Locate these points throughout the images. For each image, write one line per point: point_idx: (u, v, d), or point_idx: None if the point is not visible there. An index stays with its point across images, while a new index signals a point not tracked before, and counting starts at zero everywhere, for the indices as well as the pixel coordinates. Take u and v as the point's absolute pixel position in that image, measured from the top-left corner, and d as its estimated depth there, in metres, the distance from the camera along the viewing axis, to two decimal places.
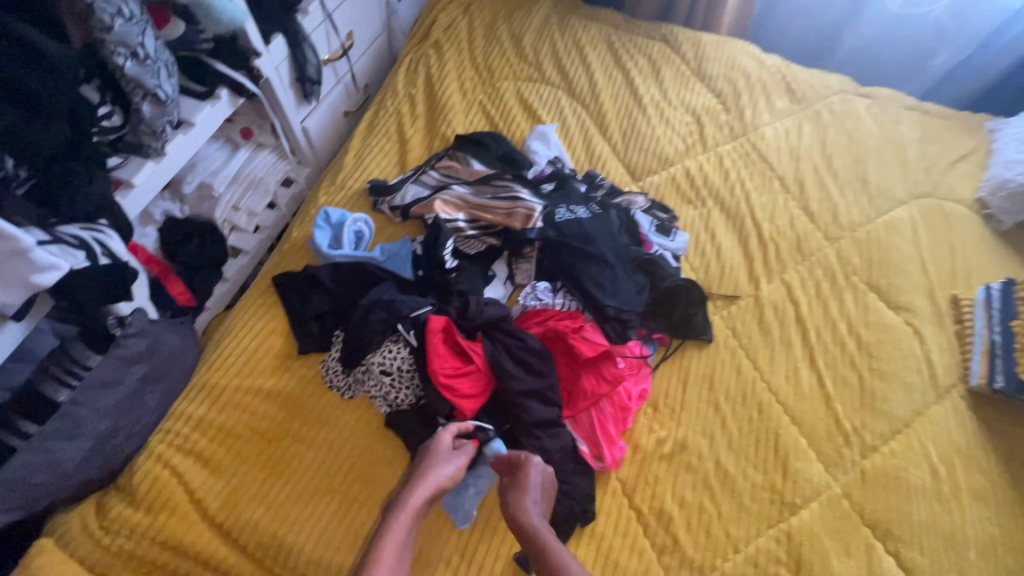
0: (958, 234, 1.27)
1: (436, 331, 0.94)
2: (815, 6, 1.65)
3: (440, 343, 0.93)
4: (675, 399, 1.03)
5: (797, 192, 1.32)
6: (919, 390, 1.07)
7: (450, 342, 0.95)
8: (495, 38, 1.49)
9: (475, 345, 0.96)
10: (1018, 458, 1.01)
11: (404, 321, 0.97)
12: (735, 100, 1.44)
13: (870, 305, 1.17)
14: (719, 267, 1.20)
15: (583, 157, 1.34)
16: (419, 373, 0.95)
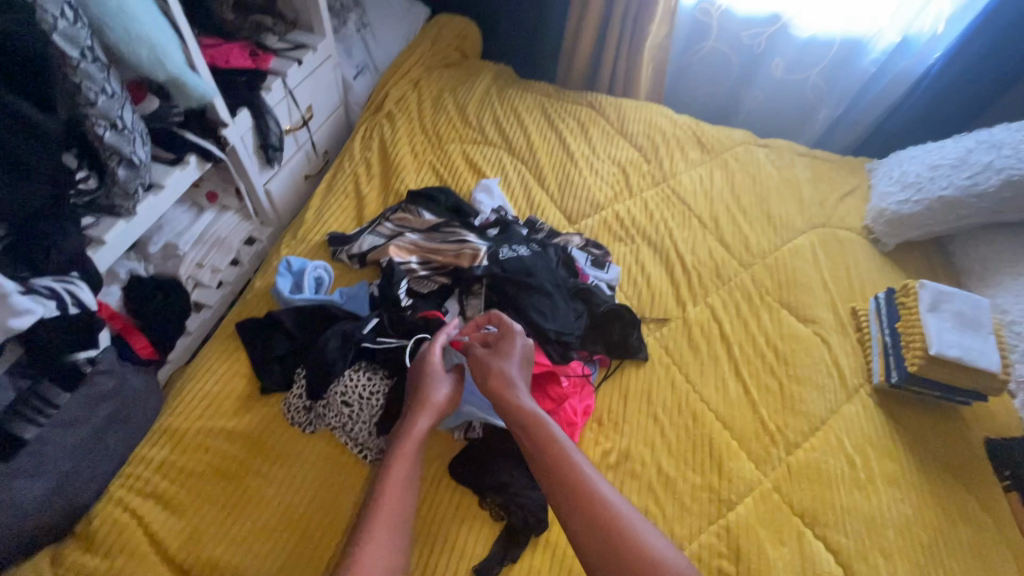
0: (851, 256, 1.46)
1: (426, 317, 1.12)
2: (716, 76, 1.94)
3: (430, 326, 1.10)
4: (618, 412, 1.13)
5: (713, 227, 1.50)
6: (830, 390, 1.21)
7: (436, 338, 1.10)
8: (442, 108, 1.69)
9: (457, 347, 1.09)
10: (919, 444, 1.14)
11: (366, 340, 1.07)
12: (654, 153, 1.66)
13: (783, 320, 1.32)
14: (650, 294, 1.34)
15: (524, 205, 1.50)
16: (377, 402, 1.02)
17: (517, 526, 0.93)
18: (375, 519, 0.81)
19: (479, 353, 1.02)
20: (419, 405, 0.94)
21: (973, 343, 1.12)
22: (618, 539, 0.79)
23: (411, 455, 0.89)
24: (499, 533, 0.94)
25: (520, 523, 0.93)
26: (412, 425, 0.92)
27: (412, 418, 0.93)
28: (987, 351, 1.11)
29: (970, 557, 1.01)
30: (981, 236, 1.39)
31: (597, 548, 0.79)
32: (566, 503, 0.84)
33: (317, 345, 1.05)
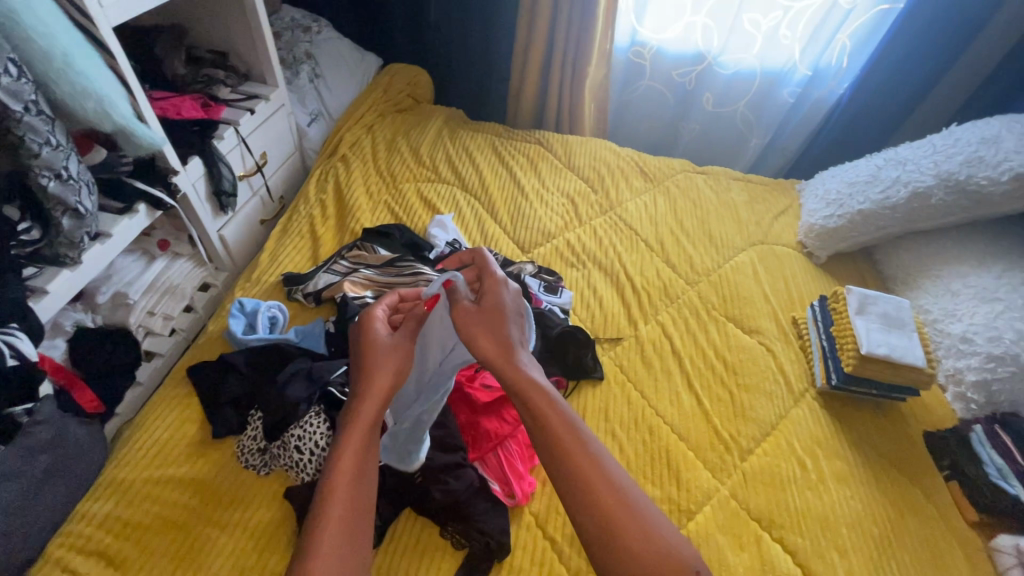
0: (789, 269, 1.56)
1: None
2: (654, 112, 2.09)
3: None
4: None
5: (659, 250, 1.58)
6: (777, 396, 1.26)
7: None
8: (396, 150, 1.75)
9: None
10: (863, 441, 1.20)
11: (334, 384, 1.05)
12: (600, 184, 1.75)
13: (729, 332, 1.38)
14: (603, 316, 1.39)
15: (479, 238, 1.55)
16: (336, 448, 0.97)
17: (479, 551, 0.92)
18: (330, 511, 0.73)
19: (465, 306, 0.93)
20: (368, 384, 0.86)
21: (898, 341, 1.20)
22: (602, 491, 0.75)
23: (364, 438, 0.81)
24: (462, 562, 0.93)
25: (481, 548, 0.92)
26: (363, 405, 0.84)
27: (359, 401, 0.84)
28: (911, 348, 1.19)
29: (920, 546, 1.04)
30: (901, 244, 1.50)
31: (578, 499, 0.75)
32: (555, 460, 0.78)
33: (279, 385, 1.02)
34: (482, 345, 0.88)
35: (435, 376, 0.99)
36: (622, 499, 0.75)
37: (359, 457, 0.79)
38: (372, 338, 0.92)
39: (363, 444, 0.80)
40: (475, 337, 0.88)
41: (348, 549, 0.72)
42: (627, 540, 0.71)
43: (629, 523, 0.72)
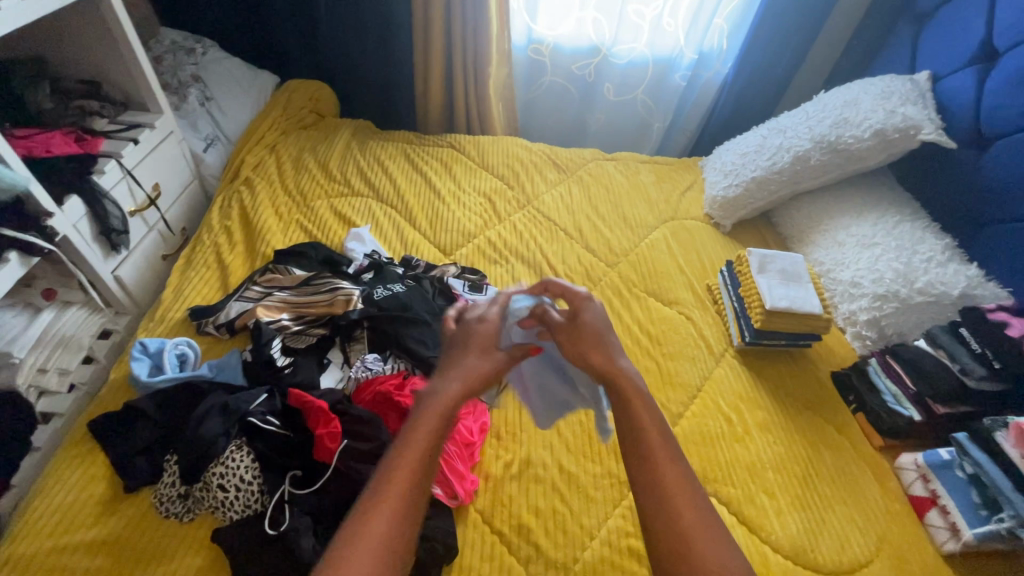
0: (699, 241, 1.65)
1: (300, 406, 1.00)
2: (561, 106, 2.15)
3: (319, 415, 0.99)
4: (514, 423, 1.16)
5: (578, 237, 1.63)
6: (700, 359, 1.34)
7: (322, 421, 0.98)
8: (304, 168, 1.70)
9: (331, 425, 0.97)
10: (779, 388, 1.29)
11: (254, 414, 0.99)
12: (516, 180, 1.79)
13: (650, 306, 1.45)
14: None
15: (399, 246, 1.53)
16: (265, 481, 0.94)
17: (425, 558, 0.90)
18: (374, 517, 0.65)
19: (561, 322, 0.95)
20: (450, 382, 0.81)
21: (796, 293, 1.30)
22: (675, 488, 0.73)
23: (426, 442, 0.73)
24: None
25: (428, 554, 0.90)
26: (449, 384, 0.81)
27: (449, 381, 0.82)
28: (808, 297, 1.30)
29: (838, 477, 1.13)
30: (794, 204, 1.63)
31: (652, 496, 0.73)
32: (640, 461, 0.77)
33: (192, 424, 0.95)
34: (590, 353, 0.89)
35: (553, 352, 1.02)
36: (699, 503, 0.72)
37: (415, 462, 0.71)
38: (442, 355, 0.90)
39: (424, 449, 0.72)
40: (584, 351, 0.90)
41: (389, 551, 0.64)
42: (695, 537, 0.69)
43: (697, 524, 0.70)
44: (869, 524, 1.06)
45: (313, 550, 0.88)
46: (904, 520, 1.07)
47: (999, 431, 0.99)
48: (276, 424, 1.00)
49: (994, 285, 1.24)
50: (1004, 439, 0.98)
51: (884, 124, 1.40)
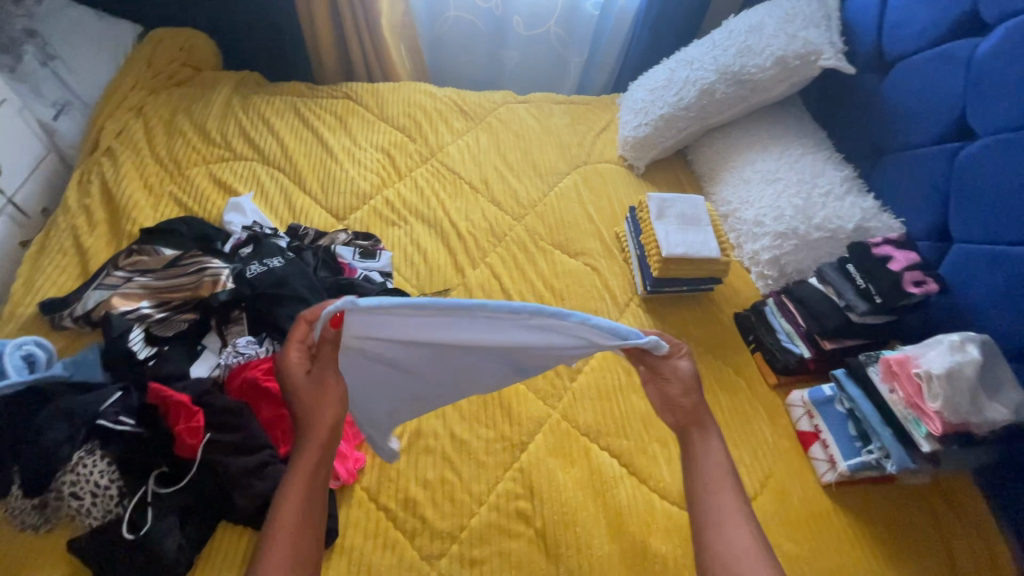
0: (611, 185, 1.59)
1: (161, 401, 0.94)
2: (470, 45, 1.98)
3: (177, 410, 0.92)
4: None
5: (484, 189, 1.54)
6: (603, 311, 1.31)
7: (182, 415, 0.91)
8: (177, 132, 1.54)
9: (193, 416, 0.90)
10: (681, 336, 1.28)
11: (105, 416, 0.91)
12: (418, 131, 1.66)
13: (556, 260, 1.40)
14: (430, 272, 1.35)
15: (286, 213, 1.42)
16: (125, 483, 0.88)
17: None
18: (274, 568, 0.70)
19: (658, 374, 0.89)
20: (309, 427, 0.80)
21: (695, 238, 1.26)
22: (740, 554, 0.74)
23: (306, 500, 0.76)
24: None
25: None
26: (317, 421, 0.80)
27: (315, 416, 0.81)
28: (707, 242, 1.26)
29: (731, 416, 1.15)
30: (706, 140, 1.56)
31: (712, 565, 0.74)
32: (699, 497, 0.80)
33: (33, 431, 0.87)
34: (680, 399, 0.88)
35: (453, 316, 0.79)
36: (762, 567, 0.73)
37: (299, 519, 0.74)
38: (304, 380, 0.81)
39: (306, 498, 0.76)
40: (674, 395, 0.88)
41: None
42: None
43: (750, 552, 0.74)
44: (757, 460, 1.09)
45: (179, 548, 0.85)
46: (790, 454, 1.10)
47: (872, 366, 0.98)
48: (132, 422, 0.93)
49: (887, 216, 1.23)
50: (875, 374, 0.97)
51: (785, 51, 1.34)
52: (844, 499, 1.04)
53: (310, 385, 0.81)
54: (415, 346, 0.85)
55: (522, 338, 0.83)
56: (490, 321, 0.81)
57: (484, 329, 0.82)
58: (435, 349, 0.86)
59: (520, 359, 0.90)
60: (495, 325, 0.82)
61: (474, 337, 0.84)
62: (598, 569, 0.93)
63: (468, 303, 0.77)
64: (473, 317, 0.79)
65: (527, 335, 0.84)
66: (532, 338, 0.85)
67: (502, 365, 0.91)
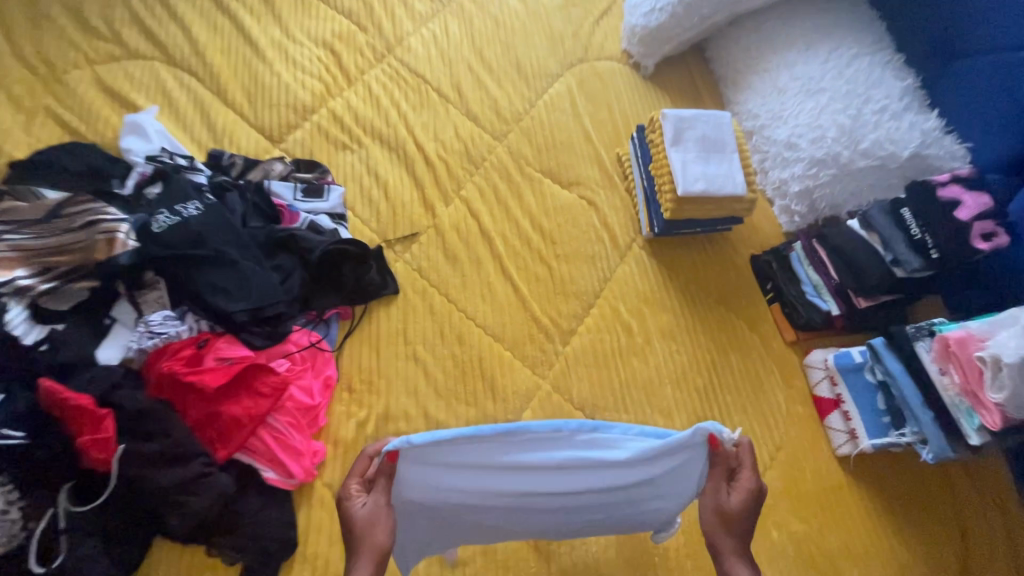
0: (613, 90, 1.29)
1: (59, 405, 0.74)
2: None
3: (82, 419, 0.74)
4: (370, 369, 0.95)
5: (456, 99, 1.23)
6: (601, 257, 1.11)
7: (90, 425, 0.74)
8: (43, 17, 1.15)
9: (101, 421, 0.74)
10: (689, 286, 1.11)
11: None
12: (369, 16, 1.29)
13: (546, 192, 1.16)
14: (392, 210, 1.10)
15: (205, 134, 1.12)
16: (24, 508, 0.71)
17: (257, 558, 0.77)
18: None
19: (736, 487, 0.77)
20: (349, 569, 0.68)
21: (719, 169, 1.02)
22: None
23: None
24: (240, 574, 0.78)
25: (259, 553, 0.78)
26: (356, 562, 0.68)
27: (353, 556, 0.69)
28: (731, 174, 1.02)
29: (741, 380, 1.03)
30: (732, 33, 1.25)
31: None
32: None
33: None
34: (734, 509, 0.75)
35: (510, 444, 0.74)
36: None
37: None
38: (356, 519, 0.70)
39: None
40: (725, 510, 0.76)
41: None
42: None
43: None
44: (768, 432, 0.99)
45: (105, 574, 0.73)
46: (804, 423, 1.00)
47: (922, 342, 0.83)
48: (21, 434, 0.73)
49: (950, 139, 1.01)
50: (926, 352, 0.82)
51: None
52: (860, 474, 0.96)
53: (367, 518, 0.70)
54: (478, 493, 0.75)
55: (580, 463, 0.76)
56: (549, 450, 0.75)
57: (547, 462, 0.75)
58: (497, 495, 0.76)
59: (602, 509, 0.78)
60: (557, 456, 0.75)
61: (537, 474, 0.75)
62: (593, 564, 0.85)
63: (529, 429, 0.74)
64: (531, 446, 0.75)
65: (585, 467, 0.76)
66: (593, 467, 0.76)
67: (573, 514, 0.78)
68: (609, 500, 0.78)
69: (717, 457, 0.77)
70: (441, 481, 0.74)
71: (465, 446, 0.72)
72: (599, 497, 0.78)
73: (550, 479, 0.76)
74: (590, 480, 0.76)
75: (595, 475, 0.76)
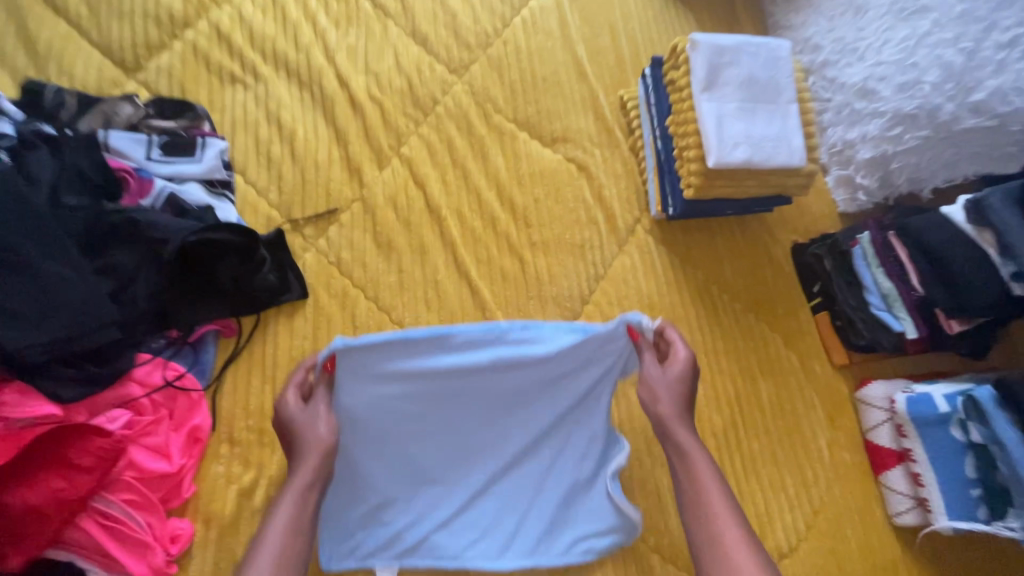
0: (619, 5, 0.92)
1: None
2: None
3: None
4: (262, 410, 0.68)
5: (397, 11, 0.87)
6: (594, 245, 0.81)
7: None
8: None
9: None
10: (709, 286, 0.83)
11: None
12: None
13: (521, 150, 0.84)
14: (299, 174, 0.78)
15: (19, 55, 0.76)
16: None
17: None
18: None
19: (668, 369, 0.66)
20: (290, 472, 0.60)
21: (769, 128, 0.69)
22: None
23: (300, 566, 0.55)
24: None
25: None
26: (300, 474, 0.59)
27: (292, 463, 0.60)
28: (785, 136, 0.69)
29: (773, 419, 0.77)
30: None
31: None
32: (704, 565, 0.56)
33: None
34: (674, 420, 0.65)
35: (443, 350, 0.64)
36: None
37: None
38: (296, 421, 0.62)
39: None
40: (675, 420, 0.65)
41: None
42: None
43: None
44: (804, 491, 0.75)
45: None
46: (850, 476, 0.76)
47: None
48: None
49: None
50: None
51: None
52: (915, 542, 0.74)
53: (309, 419, 0.62)
54: (414, 408, 0.66)
55: (509, 366, 0.66)
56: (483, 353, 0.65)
57: (480, 368, 0.66)
58: (432, 408, 0.66)
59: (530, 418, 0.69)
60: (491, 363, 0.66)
61: (472, 382, 0.66)
62: None
63: (456, 331, 0.64)
64: (475, 351, 0.65)
65: (519, 378, 0.67)
66: (518, 369, 0.66)
67: (503, 426, 0.69)
68: (547, 415, 0.69)
69: (640, 347, 0.68)
70: (376, 395, 0.64)
71: (397, 348, 0.63)
72: (536, 411, 0.69)
73: (489, 390, 0.67)
74: (510, 382, 0.67)
75: (526, 387, 0.68)
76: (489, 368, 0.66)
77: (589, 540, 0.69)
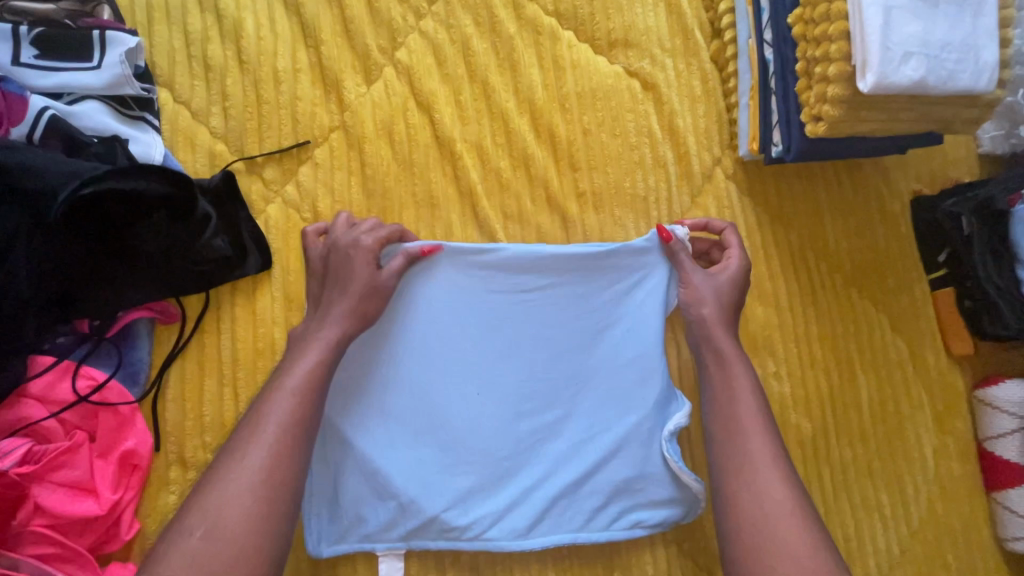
0: None
1: None
2: None
3: None
4: (222, 424, 0.50)
5: None
6: (661, 195, 0.60)
7: None
8: None
9: None
10: (808, 249, 0.63)
11: None
12: None
13: (563, 58, 0.60)
14: (252, 90, 0.54)
15: None
16: None
17: None
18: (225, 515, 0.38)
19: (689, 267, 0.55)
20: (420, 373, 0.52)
21: (953, 31, 0.46)
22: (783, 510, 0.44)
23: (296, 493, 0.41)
24: None
25: None
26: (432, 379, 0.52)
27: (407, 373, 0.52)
28: (974, 44, 0.46)
29: (871, 419, 0.62)
30: None
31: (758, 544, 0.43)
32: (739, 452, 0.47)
33: None
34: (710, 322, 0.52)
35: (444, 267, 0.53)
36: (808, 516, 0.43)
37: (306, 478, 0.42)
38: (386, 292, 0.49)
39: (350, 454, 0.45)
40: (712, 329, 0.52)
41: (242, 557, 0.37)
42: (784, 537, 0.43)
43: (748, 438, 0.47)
44: (902, 508, 0.61)
45: None
46: (958, 490, 0.62)
47: None
48: None
49: None
50: None
51: None
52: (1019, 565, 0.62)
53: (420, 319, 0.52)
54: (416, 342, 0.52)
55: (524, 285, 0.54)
56: (493, 274, 0.53)
57: (491, 290, 0.54)
58: (435, 344, 0.53)
59: (557, 361, 0.54)
60: (496, 280, 0.54)
61: (482, 306, 0.54)
62: None
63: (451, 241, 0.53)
64: (482, 269, 0.53)
65: (537, 305, 0.54)
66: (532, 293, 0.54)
67: (524, 371, 0.54)
68: (575, 355, 0.55)
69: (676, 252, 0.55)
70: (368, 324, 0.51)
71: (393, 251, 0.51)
72: (562, 352, 0.54)
73: (501, 320, 0.54)
74: (527, 308, 0.54)
75: (546, 317, 0.54)
76: (492, 289, 0.54)
77: (636, 512, 0.54)
